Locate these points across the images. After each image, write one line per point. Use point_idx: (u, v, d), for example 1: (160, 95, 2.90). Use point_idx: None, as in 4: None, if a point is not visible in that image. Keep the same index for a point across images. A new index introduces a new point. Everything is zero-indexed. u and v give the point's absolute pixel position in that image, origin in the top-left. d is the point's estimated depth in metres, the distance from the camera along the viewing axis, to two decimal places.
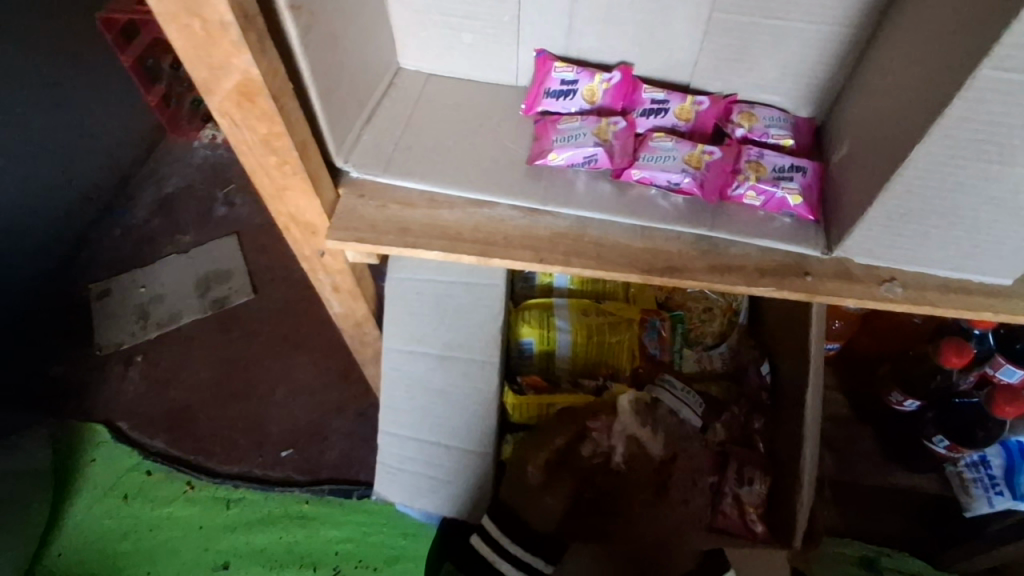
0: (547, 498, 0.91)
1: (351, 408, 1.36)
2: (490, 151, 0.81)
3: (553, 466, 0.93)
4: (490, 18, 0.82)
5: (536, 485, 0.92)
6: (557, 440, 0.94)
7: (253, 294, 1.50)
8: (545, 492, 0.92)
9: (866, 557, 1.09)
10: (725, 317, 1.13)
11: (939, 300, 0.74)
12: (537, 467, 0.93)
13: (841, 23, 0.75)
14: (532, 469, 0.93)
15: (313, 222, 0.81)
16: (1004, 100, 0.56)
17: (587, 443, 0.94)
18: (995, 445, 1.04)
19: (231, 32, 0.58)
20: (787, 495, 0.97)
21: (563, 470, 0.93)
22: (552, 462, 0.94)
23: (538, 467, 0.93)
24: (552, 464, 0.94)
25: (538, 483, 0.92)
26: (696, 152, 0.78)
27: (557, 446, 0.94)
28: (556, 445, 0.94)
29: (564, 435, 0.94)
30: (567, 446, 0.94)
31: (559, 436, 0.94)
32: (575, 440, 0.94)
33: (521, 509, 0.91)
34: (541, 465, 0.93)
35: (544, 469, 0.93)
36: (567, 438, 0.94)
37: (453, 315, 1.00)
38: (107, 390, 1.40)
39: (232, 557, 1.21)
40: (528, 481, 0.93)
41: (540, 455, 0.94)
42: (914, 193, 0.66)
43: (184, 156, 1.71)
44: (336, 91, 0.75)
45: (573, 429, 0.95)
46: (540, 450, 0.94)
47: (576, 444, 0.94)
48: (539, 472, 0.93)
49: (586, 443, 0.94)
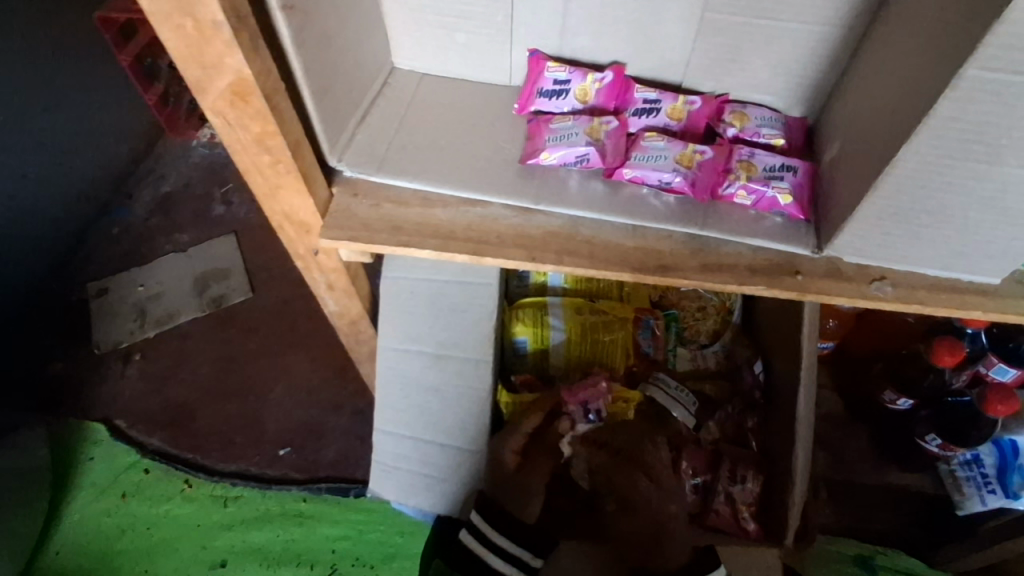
0: (529, 483, 0.92)
1: (349, 407, 1.37)
2: (483, 150, 0.81)
3: (530, 449, 0.96)
4: (483, 18, 0.83)
5: (514, 468, 0.94)
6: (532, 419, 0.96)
7: (251, 293, 1.51)
8: (522, 475, 0.93)
9: (863, 557, 1.10)
10: (719, 315, 1.14)
11: (928, 299, 0.74)
12: (513, 451, 0.96)
13: (830, 24, 0.75)
14: (509, 451, 0.96)
15: (308, 222, 0.81)
16: (991, 101, 0.57)
17: (562, 419, 0.95)
18: (987, 443, 1.04)
19: (224, 31, 0.59)
20: (777, 496, 0.97)
21: (537, 449, 0.95)
22: (527, 444, 0.96)
23: (514, 451, 0.96)
24: (527, 446, 0.96)
25: (515, 466, 0.95)
26: (688, 152, 0.79)
27: (528, 427, 0.96)
28: (527, 428, 0.96)
29: (536, 416, 0.97)
30: (539, 428, 0.97)
31: (529, 419, 0.97)
32: (549, 419, 0.97)
33: (508, 503, 0.92)
34: (518, 447, 0.96)
35: (520, 451, 0.96)
36: (537, 419, 0.97)
37: (448, 313, 1.01)
38: (105, 388, 1.40)
39: (229, 555, 1.21)
40: (506, 466, 0.95)
41: (514, 439, 0.96)
42: (903, 193, 0.66)
43: (182, 155, 1.72)
44: (330, 91, 0.76)
45: (546, 407, 0.97)
46: (513, 435, 0.96)
47: (550, 423, 0.97)
48: (516, 453, 0.96)
49: (562, 419, 0.95)
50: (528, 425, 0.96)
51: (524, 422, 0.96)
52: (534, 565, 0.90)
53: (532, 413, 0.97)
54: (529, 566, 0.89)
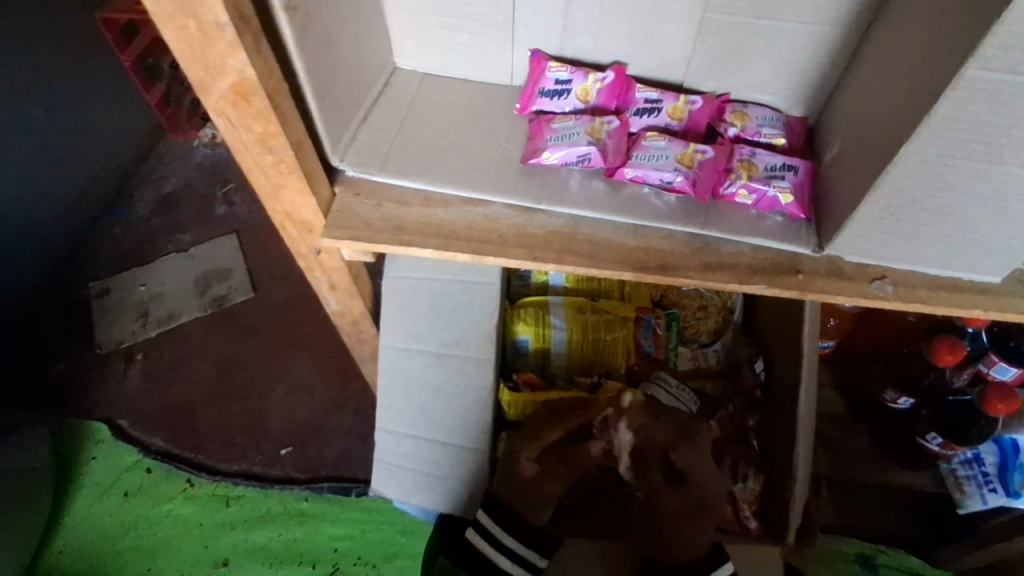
0: (546, 491, 0.91)
1: (350, 406, 1.37)
2: (485, 150, 0.82)
3: (546, 459, 0.93)
4: (485, 18, 0.83)
5: (529, 478, 0.92)
6: (551, 433, 0.92)
7: (252, 292, 1.51)
8: (539, 483, 0.92)
9: (863, 556, 1.12)
10: (720, 314, 1.14)
11: (929, 297, 0.75)
12: (529, 460, 0.92)
13: (830, 24, 0.76)
14: (525, 461, 0.92)
15: (310, 222, 0.81)
16: (990, 100, 0.57)
17: (591, 440, 0.92)
18: (987, 442, 1.05)
19: (226, 33, 0.59)
20: (779, 496, 0.98)
21: (555, 460, 0.92)
22: (543, 454, 0.93)
23: (531, 460, 0.92)
24: (543, 456, 0.93)
25: (529, 475, 0.92)
26: (689, 152, 0.79)
27: (546, 441, 0.93)
28: (546, 441, 0.92)
29: (557, 430, 0.93)
30: (557, 443, 0.93)
31: (549, 433, 0.92)
32: (572, 437, 0.94)
33: (522, 511, 0.91)
34: (534, 457, 0.92)
35: (536, 461, 0.93)
36: (559, 434, 0.93)
37: (449, 313, 1.01)
38: (107, 388, 1.40)
39: (231, 554, 1.22)
40: (520, 474, 0.92)
41: (530, 449, 0.93)
42: (904, 193, 0.67)
43: (183, 155, 1.72)
44: (332, 91, 0.76)
45: (569, 422, 0.93)
46: (529, 445, 0.93)
47: (572, 442, 0.93)
48: (532, 462, 0.92)
49: (594, 439, 0.92)
50: (547, 438, 0.93)
51: (541, 436, 0.93)
52: (539, 565, 0.91)
53: (555, 427, 0.93)
54: (535, 566, 0.91)
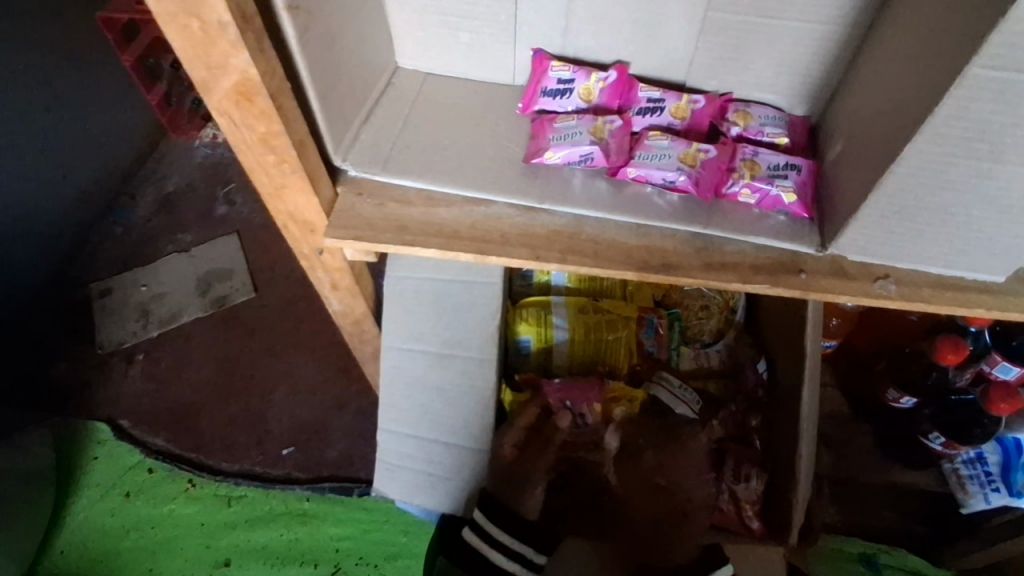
0: (529, 474, 0.92)
1: (351, 407, 1.37)
2: (487, 150, 0.81)
3: (527, 442, 0.96)
4: (487, 17, 0.83)
5: (508, 460, 0.95)
6: (525, 414, 0.98)
7: (253, 292, 1.51)
8: (523, 468, 0.93)
9: (864, 554, 1.15)
10: (722, 314, 1.14)
11: (933, 297, 0.74)
12: (511, 446, 0.96)
13: (833, 22, 0.76)
14: (506, 445, 0.96)
15: (312, 221, 0.81)
16: (994, 99, 0.57)
17: (557, 415, 0.97)
18: (990, 442, 1.03)
19: (229, 32, 0.59)
20: (783, 495, 0.98)
21: (535, 441, 0.96)
22: (525, 438, 0.96)
23: (511, 444, 0.96)
24: (525, 440, 0.96)
25: (511, 457, 0.95)
26: (691, 151, 0.79)
27: (521, 423, 0.98)
28: (522, 422, 0.98)
29: (531, 413, 0.98)
30: (534, 424, 0.98)
31: (524, 415, 0.98)
32: (543, 416, 0.98)
33: (508, 499, 0.92)
34: (516, 442, 0.96)
35: (518, 446, 0.96)
36: (533, 415, 0.98)
37: (451, 313, 1.01)
38: (109, 388, 1.40)
39: (233, 554, 1.22)
40: (503, 459, 0.95)
41: (510, 434, 0.97)
42: (905, 191, 0.67)
43: (184, 156, 1.72)
44: (334, 90, 0.76)
45: (542, 405, 0.99)
46: (510, 431, 0.97)
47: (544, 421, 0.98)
48: (513, 447, 0.96)
49: (561, 413, 0.97)
50: (524, 420, 0.98)
51: (516, 419, 0.98)
52: (539, 562, 0.90)
53: (527, 408, 0.99)
54: (534, 564, 0.89)
